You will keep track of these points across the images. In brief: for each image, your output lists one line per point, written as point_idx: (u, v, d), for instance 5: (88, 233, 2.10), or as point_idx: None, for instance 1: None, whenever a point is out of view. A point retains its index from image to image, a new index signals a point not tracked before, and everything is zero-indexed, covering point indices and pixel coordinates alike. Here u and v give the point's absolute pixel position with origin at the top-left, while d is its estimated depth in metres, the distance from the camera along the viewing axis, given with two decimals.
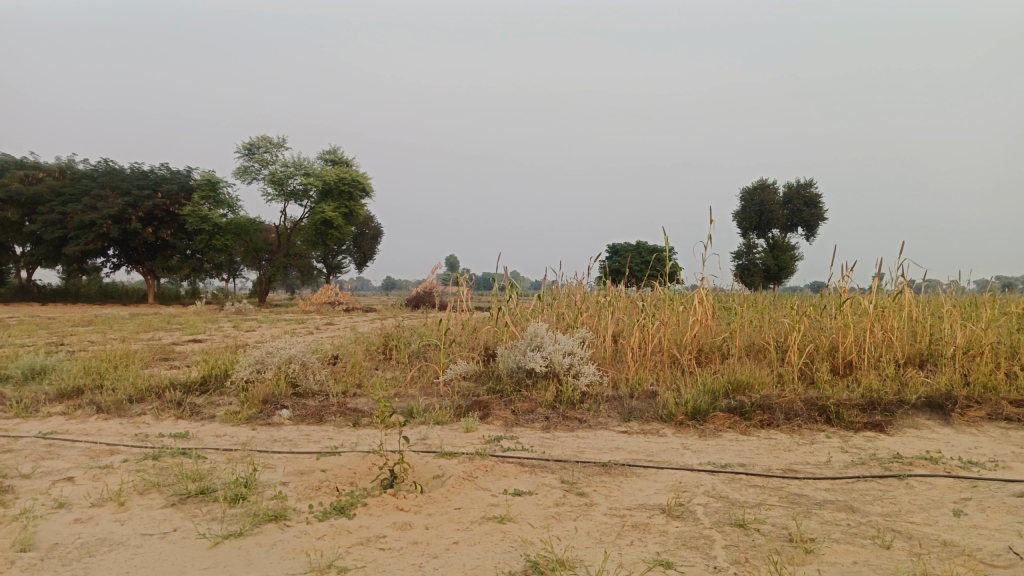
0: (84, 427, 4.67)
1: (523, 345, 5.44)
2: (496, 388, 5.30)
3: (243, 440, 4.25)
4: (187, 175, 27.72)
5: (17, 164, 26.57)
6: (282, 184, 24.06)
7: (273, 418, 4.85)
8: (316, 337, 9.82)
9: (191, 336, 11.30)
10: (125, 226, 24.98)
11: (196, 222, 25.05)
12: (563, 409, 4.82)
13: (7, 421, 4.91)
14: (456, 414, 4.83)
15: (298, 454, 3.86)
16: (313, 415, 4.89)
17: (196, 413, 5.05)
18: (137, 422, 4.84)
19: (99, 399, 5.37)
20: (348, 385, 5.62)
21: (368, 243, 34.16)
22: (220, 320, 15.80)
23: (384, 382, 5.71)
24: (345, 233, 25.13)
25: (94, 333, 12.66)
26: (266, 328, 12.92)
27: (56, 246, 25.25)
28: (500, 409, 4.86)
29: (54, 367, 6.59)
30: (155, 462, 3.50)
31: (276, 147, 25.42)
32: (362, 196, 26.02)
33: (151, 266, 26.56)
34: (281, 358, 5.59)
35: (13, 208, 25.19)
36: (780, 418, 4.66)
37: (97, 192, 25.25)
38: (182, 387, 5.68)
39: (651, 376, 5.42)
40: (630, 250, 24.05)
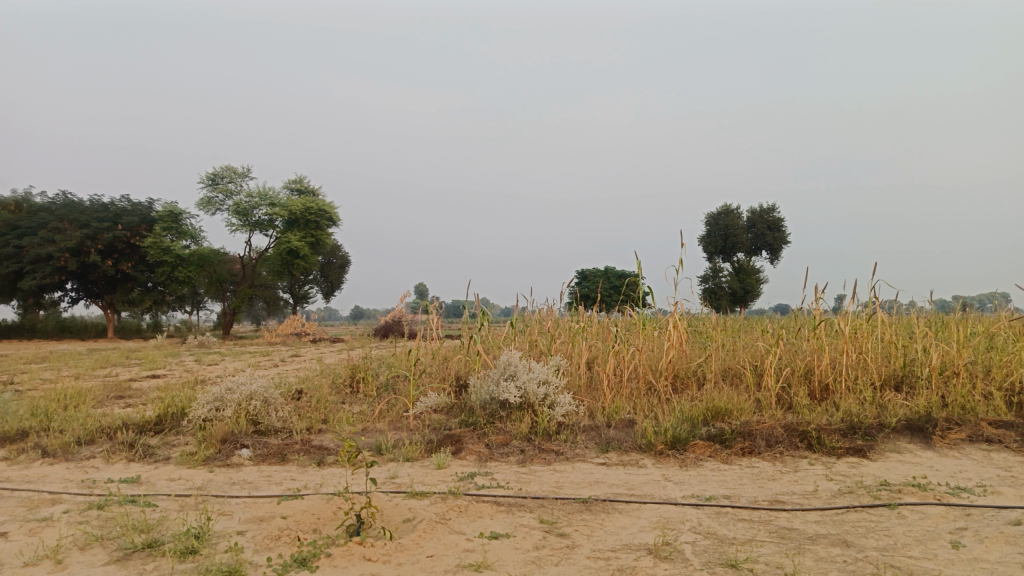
0: (26, 474, 4.35)
1: (495, 375, 5.25)
2: (468, 420, 5.08)
3: (199, 484, 3.98)
4: (148, 206, 27.14)
5: None
6: (246, 215, 23.66)
7: (233, 458, 4.58)
8: (281, 370, 9.50)
9: (150, 372, 10.89)
10: (83, 259, 24.30)
11: (157, 254, 24.47)
12: (538, 441, 4.63)
13: None
14: (427, 450, 4.61)
15: (258, 499, 3.60)
16: (275, 454, 4.62)
17: (149, 455, 4.75)
18: (85, 467, 4.53)
19: (45, 442, 5.04)
20: (313, 421, 5.36)
21: (335, 272, 33.74)
22: (181, 354, 15.33)
23: (351, 417, 5.46)
24: (312, 263, 24.77)
25: (47, 371, 12.14)
26: (230, 361, 12.53)
27: (10, 281, 24.44)
28: (473, 443, 4.65)
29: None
30: (101, 512, 3.23)
31: (241, 176, 25.05)
32: (329, 226, 25.71)
33: (111, 300, 25.81)
34: (242, 395, 5.31)
35: None
36: (761, 446, 4.53)
37: (54, 225, 24.58)
38: (136, 427, 5.37)
39: (628, 404, 5.26)
40: (599, 276, 24.04)
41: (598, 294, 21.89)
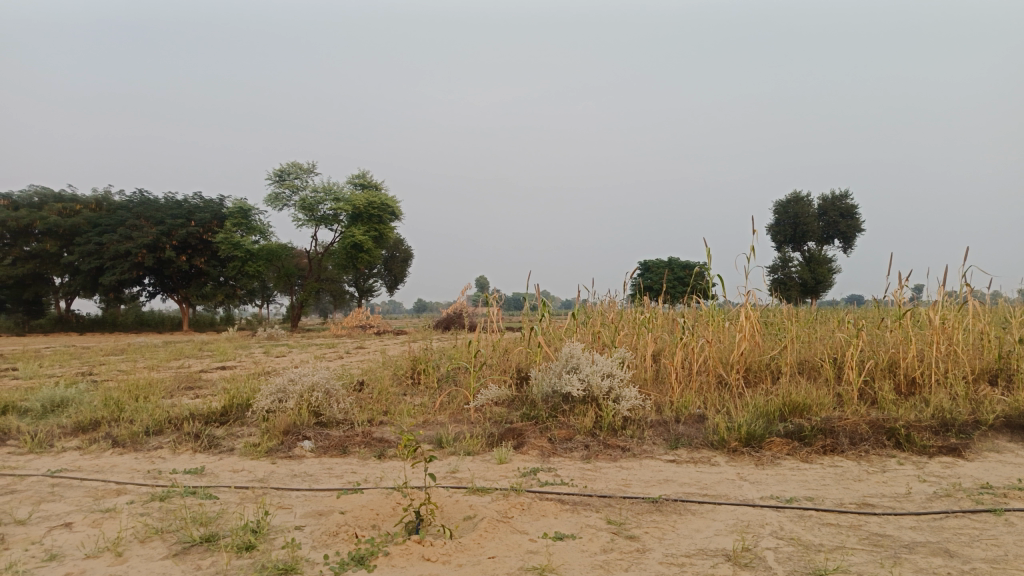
0: (96, 463, 4.42)
1: (558, 367, 5.08)
2: (530, 414, 4.94)
3: (260, 476, 3.96)
4: (220, 203, 27.94)
5: (55, 197, 27.06)
6: (312, 210, 24.10)
7: (295, 450, 4.55)
8: (345, 362, 9.57)
9: (220, 364, 11.16)
10: (159, 255, 25.20)
11: (228, 249, 25.18)
12: (603, 436, 4.44)
13: (18, 458, 4.68)
14: (488, 444, 4.48)
15: (318, 492, 3.54)
16: (336, 446, 4.58)
17: (214, 446, 4.78)
18: (153, 457, 4.57)
19: (116, 432, 5.13)
20: (374, 412, 5.30)
21: (398, 266, 34.13)
22: (251, 346, 15.69)
23: (412, 409, 5.38)
24: (376, 257, 25.06)
25: (125, 362, 12.59)
26: (296, 353, 12.73)
27: (93, 277, 25.55)
28: (535, 437, 4.50)
29: (75, 398, 6.40)
30: (163, 503, 3.21)
31: (306, 172, 25.51)
32: (392, 220, 25.96)
33: (185, 295, 26.70)
34: (304, 386, 5.30)
35: (51, 240, 25.67)
36: (844, 443, 4.24)
37: (132, 222, 25.57)
38: (202, 417, 5.42)
39: (697, 398, 5.02)
40: (662, 267, 23.57)
41: (661, 286, 21.45)
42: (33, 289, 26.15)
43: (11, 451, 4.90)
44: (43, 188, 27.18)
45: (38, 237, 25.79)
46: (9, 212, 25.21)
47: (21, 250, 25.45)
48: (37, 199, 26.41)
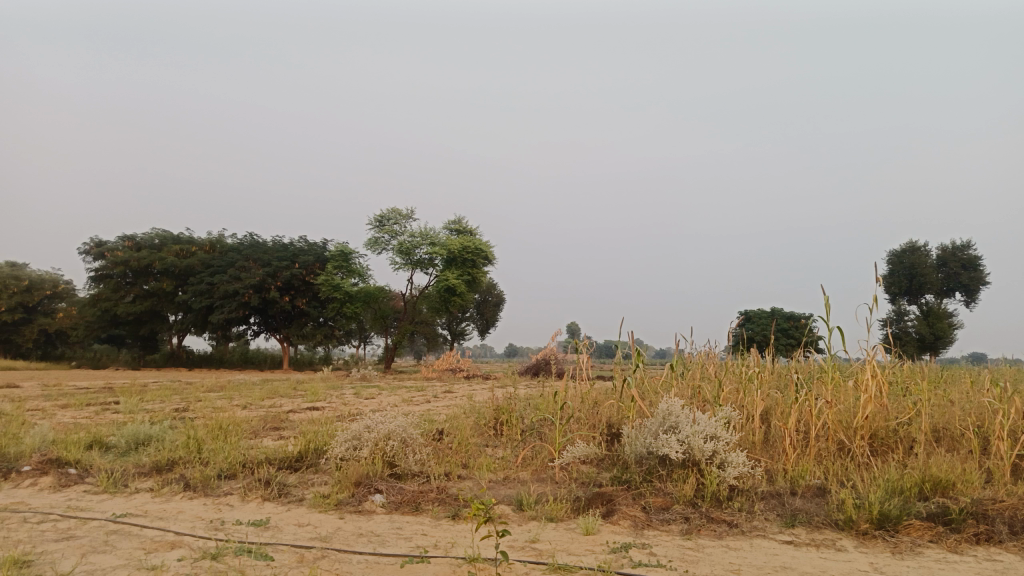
0: (164, 509, 4.24)
1: (654, 426, 4.57)
2: (621, 477, 4.45)
3: (325, 534, 3.64)
4: (322, 246, 28.81)
5: (173, 239, 28.68)
6: (408, 254, 24.44)
7: (365, 504, 4.21)
8: (431, 407, 9.28)
9: (309, 404, 11.13)
10: (265, 295, 26.10)
11: (328, 291, 25.83)
12: (706, 508, 3.91)
13: (92, 497, 4.58)
14: (574, 509, 4.02)
15: (381, 558, 3.17)
16: (409, 502, 4.21)
17: (283, 495, 4.51)
18: (221, 504, 4.35)
19: (190, 475, 4.98)
20: (452, 466, 4.91)
21: (491, 310, 34.10)
22: (342, 387, 15.75)
23: (492, 464, 4.98)
24: (468, 301, 25.09)
25: (220, 399, 12.82)
26: (385, 395, 12.60)
27: (203, 315, 26.75)
28: (627, 505, 4.01)
29: (159, 435, 6.36)
30: (213, 563, 2.92)
31: (405, 218, 25.96)
32: (485, 266, 25.98)
33: (287, 334, 27.44)
34: (379, 434, 4.96)
35: (167, 280, 27.16)
36: (1004, 532, 3.53)
37: (241, 264, 26.67)
38: (276, 462, 5.20)
39: (816, 468, 4.40)
40: (764, 317, 22.43)
41: (763, 337, 20.33)
42: (149, 326, 27.63)
43: (86, 489, 4.81)
44: (163, 230, 28.90)
45: (156, 277, 27.36)
46: (132, 254, 26.89)
47: (141, 289, 27.02)
48: (157, 241, 28.06)
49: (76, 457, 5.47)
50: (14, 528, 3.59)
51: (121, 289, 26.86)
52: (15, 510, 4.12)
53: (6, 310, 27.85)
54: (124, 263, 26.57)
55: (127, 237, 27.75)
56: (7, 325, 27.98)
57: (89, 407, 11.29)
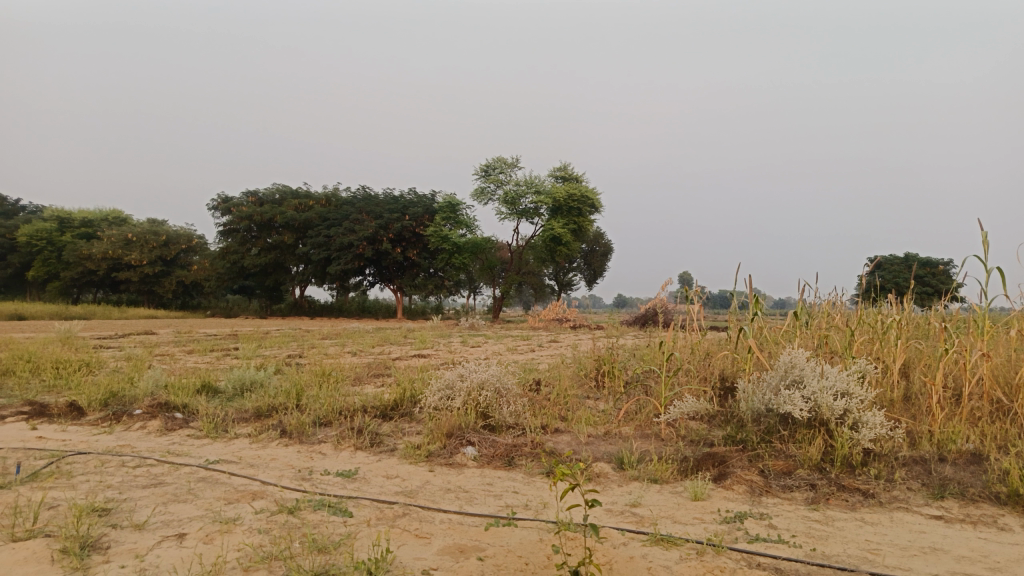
0: (258, 456, 4.18)
1: (774, 381, 4.08)
2: (736, 437, 4.03)
3: (411, 488, 3.42)
4: (431, 198, 28.95)
5: (292, 193, 29.76)
6: (514, 203, 24.20)
7: (456, 457, 3.98)
8: (535, 356, 9.03)
9: (416, 351, 11.19)
10: (378, 247, 26.60)
11: (437, 242, 25.99)
12: (837, 476, 3.45)
13: (193, 442, 4.61)
14: (681, 470, 3.66)
15: (465, 518, 2.91)
16: (502, 456, 3.94)
17: (376, 444, 4.35)
18: (313, 452, 4.25)
19: (287, 421, 4.92)
20: (550, 419, 4.60)
21: (599, 260, 33.45)
22: (450, 335, 15.82)
23: (592, 418, 4.65)
24: (574, 250, 24.64)
25: (333, 346, 13.17)
26: (491, 344, 12.48)
27: (321, 266, 27.73)
28: (742, 468, 3.61)
29: (264, 381, 6.42)
30: (289, 518, 2.76)
31: (510, 167, 25.59)
32: (593, 214, 25.33)
33: (400, 285, 27.98)
34: (472, 384, 4.67)
35: (288, 233, 28.27)
36: None
37: (355, 217, 27.28)
38: (372, 410, 5.07)
39: (970, 431, 3.79)
40: (897, 264, 20.68)
41: (896, 285, 18.75)
42: (273, 277, 29.01)
43: (189, 434, 4.87)
44: (283, 185, 30.03)
45: (278, 230, 28.54)
46: (255, 208, 28.19)
47: (265, 242, 28.33)
48: (278, 196, 29.25)
49: (184, 401, 5.58)
50: (110, 472, 3.60)
51: (247, 242, 28.32)
52: (118, 452, 4.18)
53: (148, 262, 30.04)
54: (248, 217, 27.91)
55: (250, 193, 29.08)
56: (149, 277, 30.20)
57: (214, 353, 11.85)
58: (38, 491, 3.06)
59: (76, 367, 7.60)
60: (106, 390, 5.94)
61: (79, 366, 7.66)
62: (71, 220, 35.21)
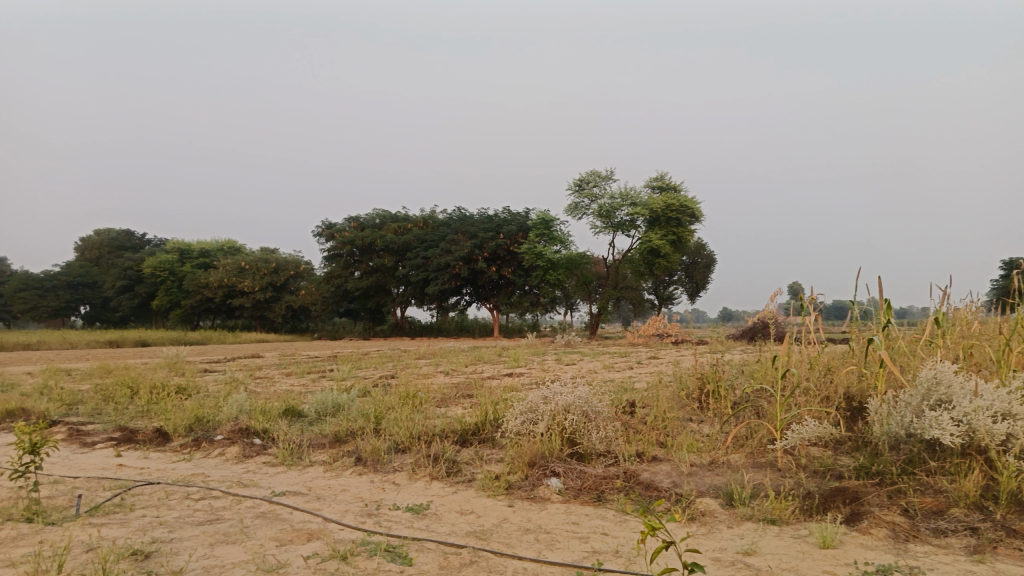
0: (328, 487, 3.89)
1: (914, 400, 3.44)
2: (871, 468, 3.41)
3: (485, 528, 3.01)
4: (525, 216, 28.63)
5: (391, 218, 30.32)
6: (609, 217, 23.61)
7: (540, 490, 3.55)
8: (633, 374, 8.46)
9: (508, 370, 10.82)
10: (473, 266, 26.52)
11: (532, 259, 25.53)
12: (1004, 517, 2.79)
13: (267, 471, 4.39)
14: (805, 510, 3.10)
15: (542, 569, 2.47)
16: (591, 489, 3.49)
17: (454, 473, 3.97)
18: (386, 483, 3.91)
19: (364, 447, 4.62)
20: (647, 446, 4.11)
21: (701, 273, 32.14)
22: (546, 353, 15.35)
23: (695, 444, 4.14)
24: (674, 262, 23.69)
25: (428, 366, 13.00)
26: (588, 362, 11.95)
27: (420, 288, 28.01)
28: (880, 509, 3.01)
29: (347, 404, 6.21)
30: (340, 566, 2.41)
31: (604, 180, 25.00)
32: (693, 224, 24.32)
33: (496, 303, 27.82)
34: (557, 406, 4.20)
35: (388, 256, 28.72)
36: None
37: (451, 237, 27.33)
38: (452, 435, 4.71)
39: None
40: None
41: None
42: (375, 299, 29.59)
43: (265, 461, 4.67)
44: (382, 210, 30.71)
45: (379, 254, 29.08)
46: (357, 233, 28.94)
47: (367, 265, 28.94)
48: (377, 221, 29.87)
49: (264, 427, 5.41)
50: (171, 505, 3.38)
51: (350, 266, 29.05)
52: (188, 483, 3.99)
53: (260, 288, 31.33)
54: (351, 242, 28.67)
55: (352, 218, 29.92)
56: (261, 302, 31.48)
57: (310, 375, 11.94)
58: (87, 529, 2.85)
59: (173, 391, 7.69)
60: (191, 415, 5.87)
61: (175, 390, 7.76)
62: (190, 251, 37.39)
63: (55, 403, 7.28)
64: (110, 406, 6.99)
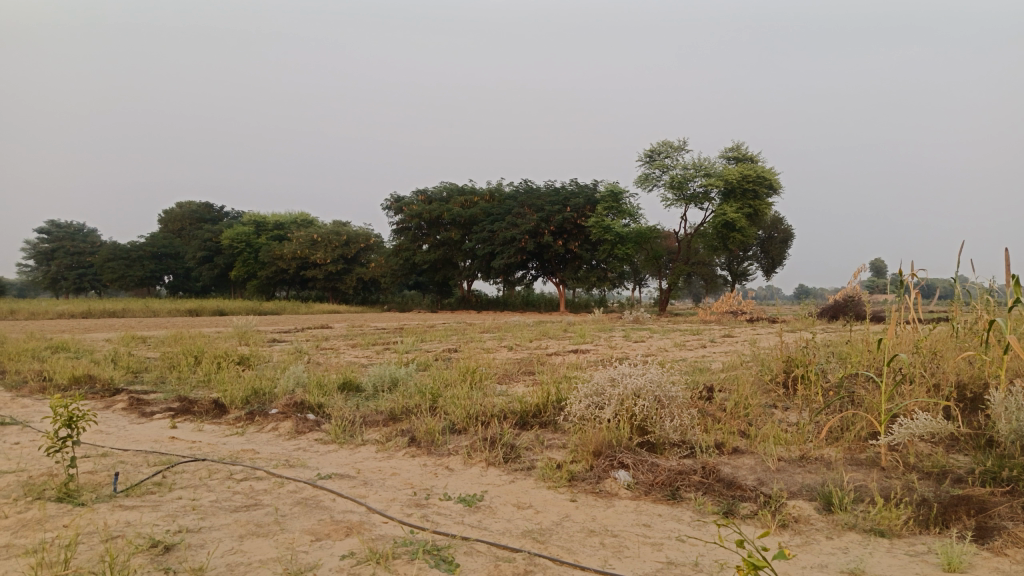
0: (378, 469, 3.62)
1: None
2: (999, 473, 2.90)
3: (543, 528, 2.66)
4: (593, 188, 27.81)
5: (458, 191, 30.09)
6: (681, 188, 22.77)
7: (607, 483, 3.19)
8: (707, 354, 7.95)
9: (574, 346, 10.43)
10: (540, 240, 26.07)
11: (600, 233, 24.88)
12: None
13: (318, 450, 4.17)
14: (919, 521, 2.63)
15: None
16: (664, 485, 3.11)
17: (512, 460, 3.64)
18: (439, 467, 3.61)
19: (419, 426, 4.34)
20: (727, 437, 3.69)
21: (777, 248, 30.82)
22: (614, 329, 14.87)
23: (783, 436, 3.70)
24: (750, 236, 22.66)
25: (492, 340, 12.73)
26: (658, 339, 11.44)
27: (486, 261, 27.75)
28: (1015, 525, 2.52)
29: (405, 379, 5.96)
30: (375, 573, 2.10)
31: (677, 150, 24.09)
32: (771, 196, 23.17)
33: (563, 278, 27.36)
34: (626, 390, 3.80)
35: (455, 229, 28.56)
36: None
37: (517, 211, 26.92)
38: (512, 416, 4.38)
39: None
40: None
41: None
42: (442, 272, 29.59)
43: (316, 438, 4.45)
44: (450, 183, 30.54)
45: (446, 227, 28.98)
46: (424, 206, 28.90)
47: (434, 238, 28.97)
48: (445, 194, 29.74)
49: (319, 402, 5.21)
50: (211, 486, 3.17)
51: (418, 239, 29.21)
52: (234, 461, 3.79)
53: (331, 261, 31.73)
54: (418, 215, 28.67)
55: (420, 192, 29.89)
56: (333, 274, 31.90)
57: (375, 347, 11.86)
58: (116, 514, 2.65)
59: (235, 360, 7.65)
60: (248, 387, 5.73)
61: (237, 360, 7.71)
62: (266, 223, 38.23)
63: (121, 370, 7.32)
64: (173, 375, 6.97)
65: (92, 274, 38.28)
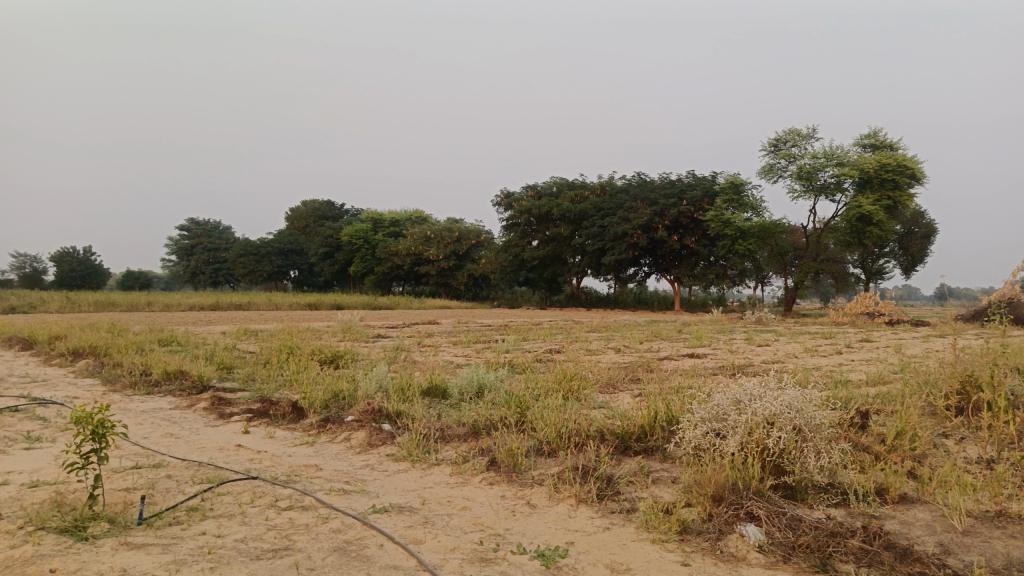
0: (444, 501, 3.02)
1: None
2: None
3: None
4: (711, 180, 26.24)
5: (569, 186, 29.38)
6: (810, 179, 21.08)
7: (732, 543, 2.43)
8: (844, 362, 6.87)
9: (689, 350, 9.53)
10: (653, 235, 24.91)
11: (718, 227, 23.45)
12: None
13: (386, 470, 3.62)
14: None
15: None
16: (810, 552, 2.32)
17: (609, 498, 2.94)
18: (521, 503, 2.97)
19: (502, 446, 3.71)
20: (892, 482, 2.82)
21: (918, 244, 28.09)
22: (734, 330, 13.71)
23: (972, 484, 2.80)
24: (888, 230, 20.65)
25: (600, 341, 11.96)
26: (784, 343, 10.29)
27: (596, 257, 26.90)
28: None
29: (495, 385, 5.37)
30: None
31: (805, 138, 22.31)
32: (913, 185, 20.98)
33: (678, 274, 26.11)
34: (756, 415, 2.98)
35: (565, 225, 27.92)
36: None
37: (629, 205, 25.86)
38: (612, 439, 3.67)
39: None
40: None
41: None
42: (551, 269, 29.10)
43: (387, 454, 3.92)
44: (561, 178, 29.90)
45: (556, 223, 28.41)
46: (534, 202, 28.43)
47: (544, 234, 28.50)
48: (555, 189, 29.15)
49: (398, 410, 4.70)
50: (246, 518, 2.67)
51: (528, 235, 28.84)
52: (288, 481, 3.30)
53: (443, 257, 31.89)
54: (528, 211, 28.24)
55: (530, 187, 29.46)
56: (445, 270, 32.09)
57: (477, 346, 11.39)
58: (117, 558, 2.17)
59: (327, 359, 7.32)
60: (328, 391, 5.32)
61: (328, 359, 7.38)
62: (382, 221, 39.03)
63: (215, 367, 7.18)
64: (262, 373, 6.71)
65: (225, 269, 40.55)
